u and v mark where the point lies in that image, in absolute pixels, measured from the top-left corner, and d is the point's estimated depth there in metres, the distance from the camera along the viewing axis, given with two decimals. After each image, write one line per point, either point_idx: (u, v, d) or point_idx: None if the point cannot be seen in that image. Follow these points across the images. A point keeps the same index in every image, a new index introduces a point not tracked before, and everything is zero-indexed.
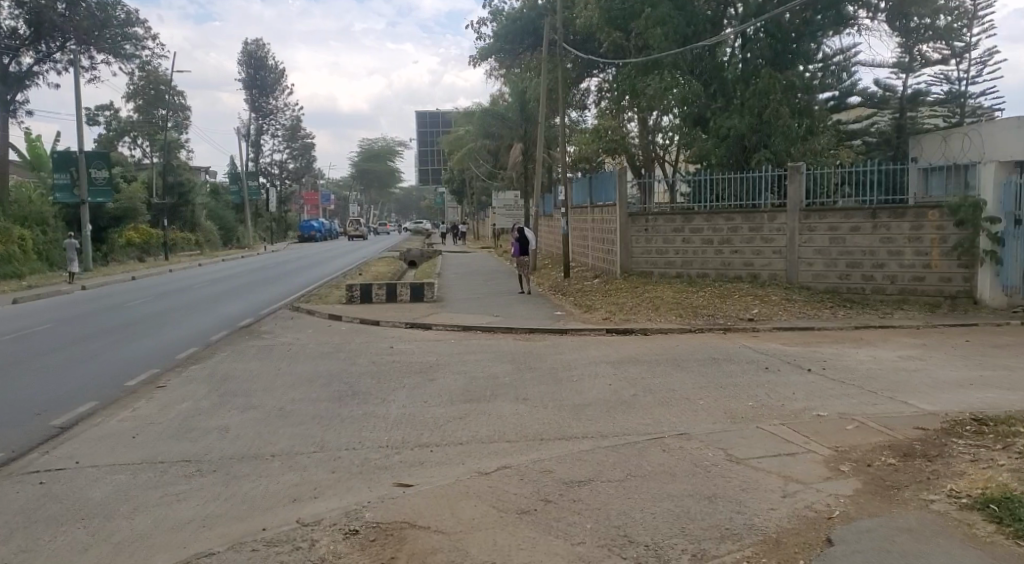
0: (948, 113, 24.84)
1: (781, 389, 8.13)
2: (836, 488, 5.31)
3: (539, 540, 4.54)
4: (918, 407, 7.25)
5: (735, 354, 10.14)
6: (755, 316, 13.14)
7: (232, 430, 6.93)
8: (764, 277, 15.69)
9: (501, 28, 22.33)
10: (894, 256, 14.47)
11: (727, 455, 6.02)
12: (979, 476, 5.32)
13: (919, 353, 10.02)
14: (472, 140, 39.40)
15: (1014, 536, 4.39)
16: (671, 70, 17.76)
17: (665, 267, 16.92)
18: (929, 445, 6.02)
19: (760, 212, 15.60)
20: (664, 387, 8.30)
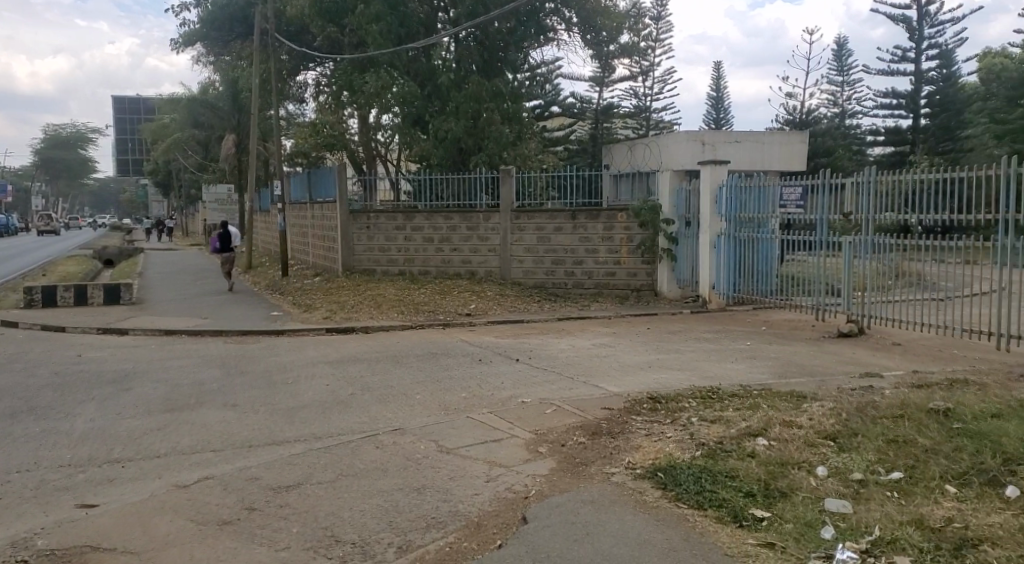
0: (637, 125, 27.64)
1: (490, 379, 8.57)
2: (534, 469, 5.72)
3: (241, 550, 4.39)
4: (607, 389, 8.03)
5: (450, 348, 10.50)
6: (470, 311, 13.69)
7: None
8: (479, 273, 16.40)
9: (209, 14, 21.08)
10: (594, 254, 15.83)
11: (437, 446, 6.23)
12: (652, 447, 6.01)
13: (611, 341, 11.07)
14: (180, 129, 36.81)
15: (675, 498, 5.03)
16: (387, 71, 17.85)
17: (385, 265, 17.05)
18: (613, 424, 6.68)
19: (475, 212, 16.28)
20: (380, 384, 8.39)
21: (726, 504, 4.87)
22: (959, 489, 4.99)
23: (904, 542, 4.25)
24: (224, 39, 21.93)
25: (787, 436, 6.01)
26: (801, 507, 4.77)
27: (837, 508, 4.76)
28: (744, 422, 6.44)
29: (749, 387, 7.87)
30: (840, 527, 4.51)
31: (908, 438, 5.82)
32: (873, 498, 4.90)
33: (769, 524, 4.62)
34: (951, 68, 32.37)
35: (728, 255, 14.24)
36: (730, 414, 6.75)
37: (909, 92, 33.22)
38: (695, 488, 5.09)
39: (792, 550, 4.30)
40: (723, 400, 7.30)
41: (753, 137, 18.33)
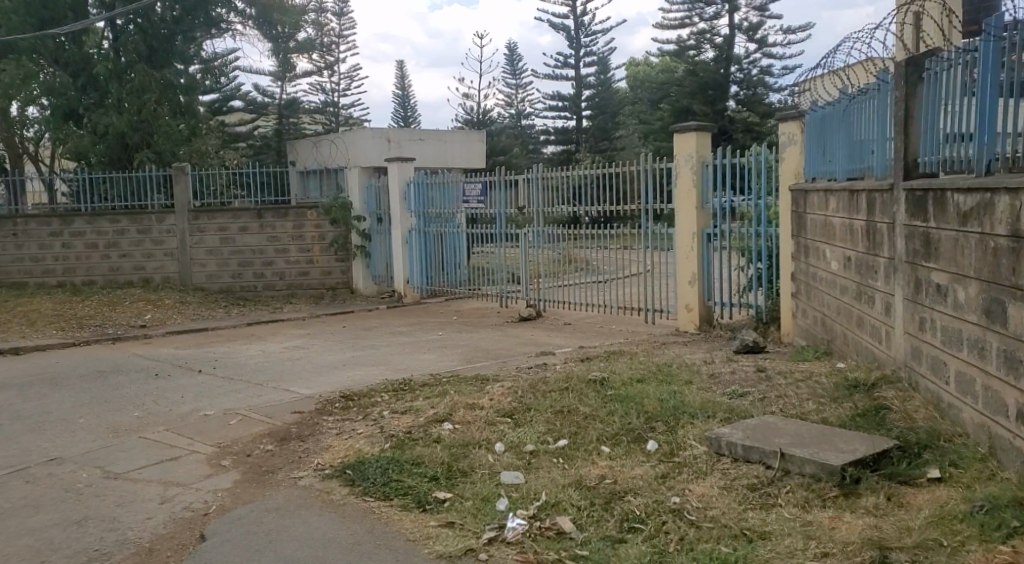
0: (324, 122, 27.36)
1: (168, 394, 8.00)
2: (216, 483, 5.45)
3: None
4: (296, 392, 7.88)
5: (122, 364, 9.63)
6: (148, 322, 12.66)
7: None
8: (157, 280, 15.22)
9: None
10: (283, 254, 15.41)
11: (103, 473, 5.69)
12: (342, 445, 6.02)
13: (303, 342, 10.88)
14: None
15: (361, 493, 5.08)
16: (28, 58, 16.39)
17: (42, 276, 15.16)
18: (302, 427, 6.57)
19: (148, 214, 15.06)
20: (34, 411, 7.45)
21: (410, 491, 5.02)
22: (613, 448, 5.63)
23: (565, 503, 4.70)
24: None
25: (469, 419, 6.35)
26: (479, 484, 5.07)
27: (511, 480, 5.13)
28: (430, 410, 6.68)
29: (437, 376, 8.18)
30: (512, 498, 4.86)
31: (573, 407, 6.43)
32: (541, 467, 5.35)
33: (449, 504, 4.85)
34: (607, 74, 36.06)
35: (418, 250, 14.67)
36: (419, 403, 6.97)
37: (573, 95, 36.46)
38: (382, 480, 5.19)
39: (469, 526, 4.55)
40: (410, 391, 7.50)
41: (436, 136, 18.91)
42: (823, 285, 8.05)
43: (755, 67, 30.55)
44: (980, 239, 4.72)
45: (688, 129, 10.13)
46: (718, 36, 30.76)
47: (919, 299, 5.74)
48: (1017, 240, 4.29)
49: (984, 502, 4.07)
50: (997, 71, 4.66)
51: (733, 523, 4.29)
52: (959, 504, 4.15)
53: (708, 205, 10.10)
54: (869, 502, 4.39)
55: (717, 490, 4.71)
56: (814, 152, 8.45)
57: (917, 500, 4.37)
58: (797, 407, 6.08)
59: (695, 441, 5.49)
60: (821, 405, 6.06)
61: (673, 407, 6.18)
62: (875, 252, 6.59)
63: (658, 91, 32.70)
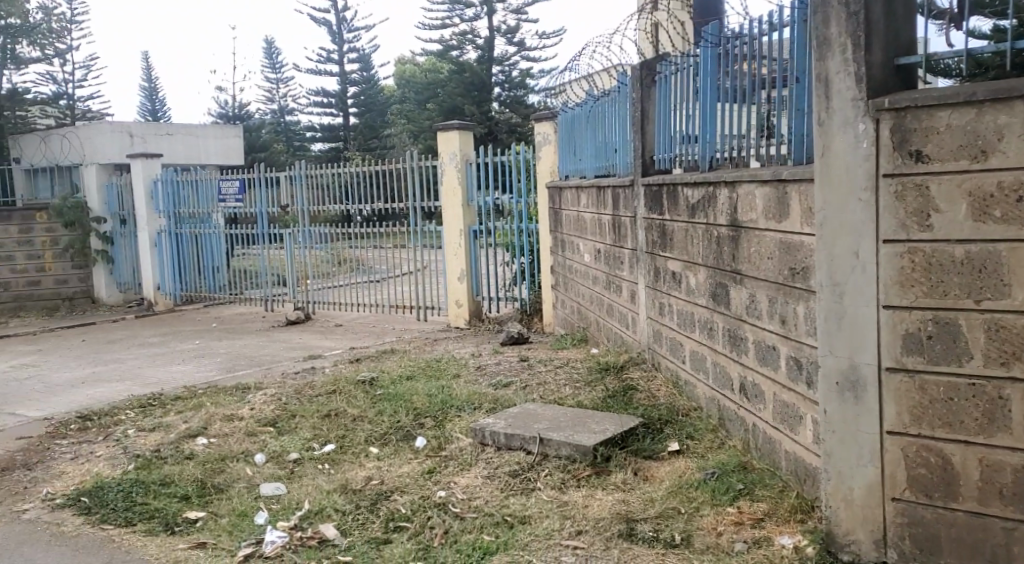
0: (59, 116, 24.58)
1: None
2: None
3: None
4: (25, 415, 6.87)
5: None
6: None
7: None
8: None
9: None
10: (8, 261, 12.79)
11: None
12: (79, 471, 5.30)
13: (34, 359, 9.41)
14: None
15: (99, 522, 4.51)
16: None
17: None
18: (30, 453, 5.75)
19: None
20: None
21: (159, 514, 4.53)
22: (380, 448, 5.41)
23: (329, 509, 4.46)
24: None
25: (227, 431, 5.81)
26: (237, 498, 4.69)
27: (272, 492, 4.79)
28: (184, 425, 6.06)
29: (191, 387, 7.45)
30: (273, 509, 4.53)
31: (340, 410, 6.12)
32: (306, 474, 5.03)
33: (204, 524, 4.44)
34: (370, 72, 35.32)
35: (174, 253, 12.88)
36: (170, 419, 6.30)
37: (338, 92, 35.24)
38: (122, 506, 4.63)
39: (224, 544, 4.20)
40: (161, 406, 6.77)
41: (188, 132, 17.83)
42: (578, 277, 8.19)
43: (516, 69, 31.80)
44: (707, 228, 5.08)
45: (450, 126, 9.84)
46: (479, 37, 31.72)
47: (658, 285, 6.05)
48: (735, 230, 4.66)
49: (716, 469, 4.44)
50: (714, 76, 5.06)
51: (496, 510, 4.31)
52: (695, 473, 4.49)
53: (474, 202, 9.89)
54: (619, 477, 4.57)
55: (480, 480, 4.70)
56: (567, 150, 8.64)
57: (660, 472, 4.62)
58: (556, 392, 6.15)
59: (461, 433, 5.44)
60: (577, 389, 6.18)
61: (439, 401, 6.07)
62: (621, 243, 6.84)
63: (423, 90, 32.80)
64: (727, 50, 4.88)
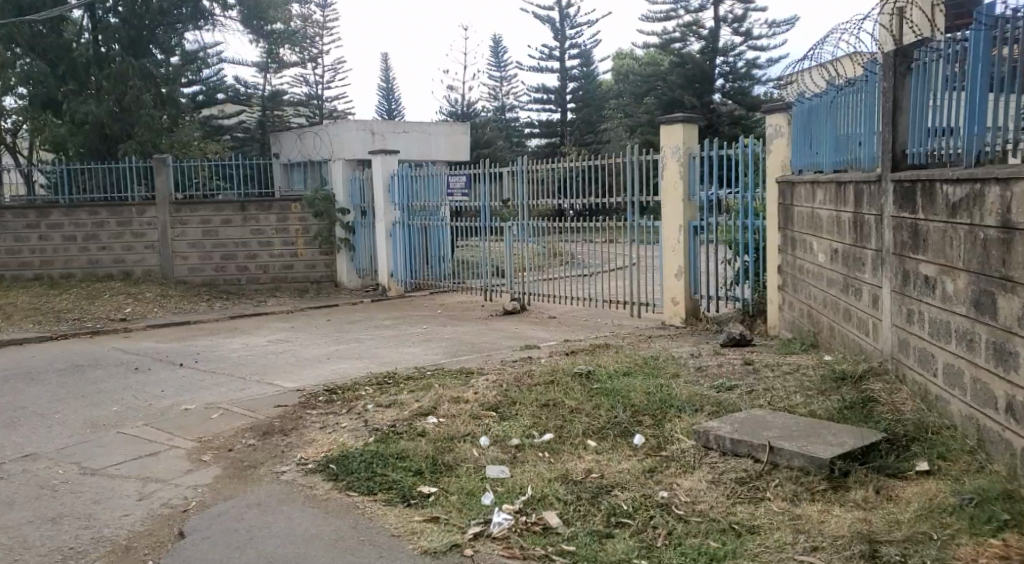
0: (308, 115, 26.99)
1: (150, 388, 7.70)
2: (195, 479, 5.24)
3: None
4: (281, 385, 7.61)
5: (103, 358, 9.27)
6: (128, 315, 11.99)
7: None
8: (137, 274, 14.09)
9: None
10: (266, 247, 14.25)
11: (79, 469, 5.47)
12: (325, 440, 5.79)
13: (286, 335, 10.41)
14: None
15: (344, 488, 4.90)
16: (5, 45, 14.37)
17: (19, 269, 13.99)
18: (286, 421, 6.35)
19: (128, 206, 13.92)
20: (10, 406, 7.19)
21: (395, 486, 4.84)
22: (599, 442, 5.43)
23: (551, 497, 4.54)
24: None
25: (454, 413, 6.09)
26: (465, 478, 4.89)
27: (497, 475, 4.94)
28: (415, 404, 6.43)
29: (420, 369, 7.90)
30: (498, 492, 4.68)
31: (559, 401, 6.21)
32: (528, 461, 5.14)
33: (435, 499, 4.68)
34: (591, 67, 35.55)
35: (404, 243, 13.67)
36: (403, 397, 6.71)
37: (558, 88, 35.88)
38: (364, 476, 5.00)
39: (455, 520, 4.40)
40: (396, 384, 7.24)
41: (419, 128, 18.93)
42: (809, 278, 7.76)
43: (741, 60, 30.73)
44: (970, 230, 4.62)
45: (675, 120, 9.67)
46: (704, 28, 30.88)
47: (906, 290, 5.60)
48: (1008, 231, 4.19)
49: (974, 495, 4.02)
50: (986, 61, 4.56)
51: (721, 516, 4.18)
52: (948, 497, 4.09)
53: (695, 198, 9.63)
54: (859, 494, 4.27)
55: (705, 484, 4.57)
56: (801, 143, 8.07)
57: (906, 493, 4.27)
58: (785, 400, 5.86)
59: (681, 434, 5.32)
60: (809, 398, 5.86)
61: (659, 399, 5.98)
62: (863, 244, 6.39)
63: (642, 84, 32.54)
64: (1004, 32, 4.38)
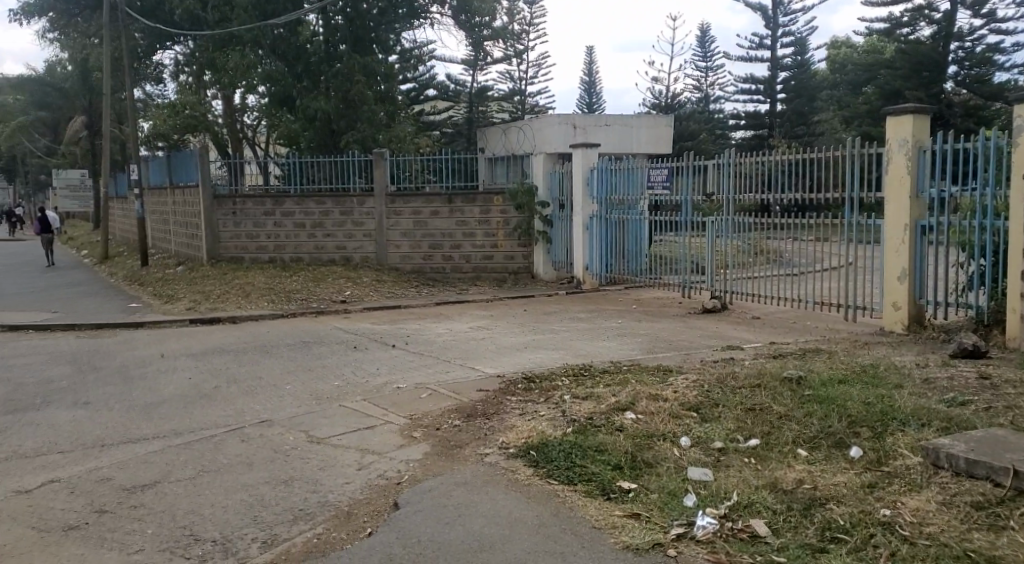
0: (512, 108, 27.72)
1: (366, 366, 8.26)
2: (408, 454, 5.54)
3: (88, 556, 4.03)
4: (484, 370, 7.89)
5: (325, 336, 10.03)
6: (346, 298, 12.89)
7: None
8: (355, 259, 15.10)
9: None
10: (470, 237, 14.80)
11: (307, 437, 5.95)
12: (525, 426, 5.91)
13: (489, 322, 10.76)
14: (25, 110, 34.03)
15: (546, 475, 4.97)
16: (251, 49, 15.86)
17: (256, 252, 15.42)
18: (489, 405, 6.55)
19: (349, 197, 14.94)
20: (248, 376, 7.96)
21: (596, 478, 4.84)
22: (810, 451, 5.14)
23: (758, 505, 4.35)
24: (57, 27, 18.40)
25: (654, 410, 6.00)
26: (666, 477, 4.80)
27: (699, 477, 4.81)
28: (614, 398, 6.41)
29: (619, 363, 7.89)
30: (701, 494, 4.56)
31: (766, 405, 5.94)
32: (732, 465, 4.97)
33: (635, 495, 4.63)
34: (804, 56, 33.75)
35: (602, 236, 13.64)
36: (602, 390, 6.72)
37: (768, 78, 34.40)
38: (565, 465, 5.04)
39: (656, 519, 4.33)
40: (593, 376, 7.28)
41: (621, 121, 18.88)
42: None
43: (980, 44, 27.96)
44: None
45: (903, 110, 8.95)
46: (937, 11, 28.36)
47: None
48: None
49: None
50: None
51: (953, 543, 3.82)
52: None
53: (924, 194, 8.87)
54: None
55: (933, 506, 4.20)
56: None
57: None
58: None
59: (905, 450, 4.92)
60: None
61: (878, 411, 5.57)
62: None
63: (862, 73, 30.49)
64: None
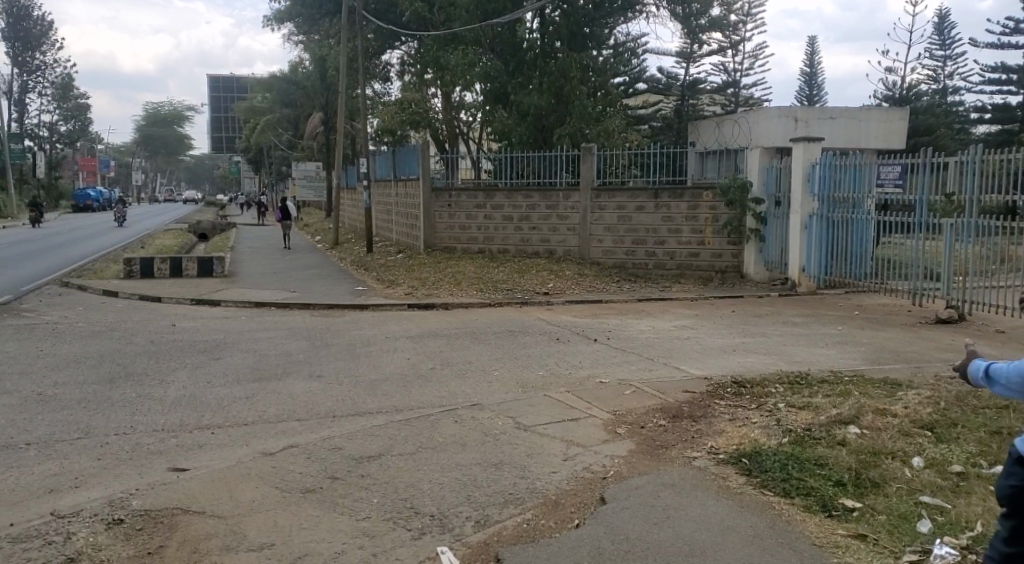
0: (724, 102, 26.80)
1: (570, 358, 8.35)
2: (613, 449, 5.52)
3: (323, 518, 4.37)
4: (689, 371, 7.71)
5: (530, 326, 10.25)
6: (550, 290, 13.09)
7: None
8: (559, 252, 15.30)
9: (290, 4, 19.25)
10: (676, 234, 14.53)
11: (514, 423, 6.10)
12: (736, 433, 5.70)
13: (694, 322, 10.50)
14: (272, 107, 37.54)
15: (760, 485, 4.76)
16: (473, 48, 16.72)
17: (466, 242, 16.05)
18: (695, 407, 6.39)
19: (556, 190, 15.15)
20: (460, 360, 8.30)
21: (815, 493, 4.58)
22: None
23: None
24: (302, 30, 20.10)
25: (880, 426, 5.58)
26: (895, 499, 4.45)
27: (935, 502, 4.41)
28: (833, 409, 6.03)
29: (837, 372, 7.41)
30: (938, 521, 4.18)
31: (1014, 430, 5.34)
32: (974, 492, 4.51)
33: (860, 515, 4.32)
34: None
35: (820, 237, 12.88)
36: (820, 400, 6.34)
37: (1020, 67, 30.93)
38: (780, 476, 4.81)
39: (885, 543, 4.02)
40: (808, 385, 6.90)
41: (846, 114, 17.73)
42: None
43: None
44: None
45: None
46: None
47: None
48: None
49: None
50: None
51: None
52: None
53: None
54: None
55: None
56: None
57: None
58: None
59: None
60: None
61: None
62: None
63: None
64: None
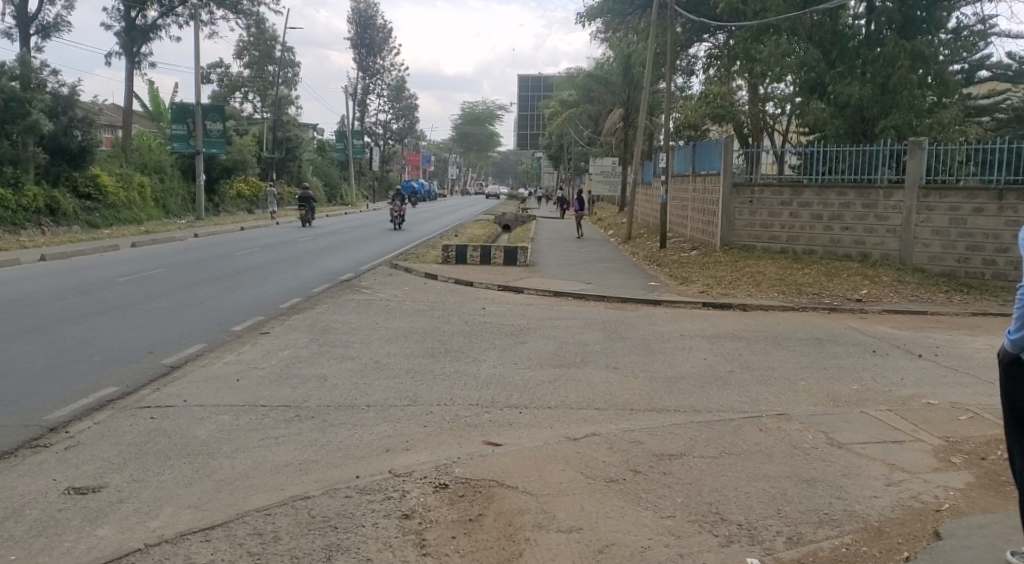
0: None
1: (888, 373, 7.60)
2: (947, 480, 4.92)
3: (628, 511, 4.37)
4: None
5: (840, 335, 9.51)
6: (862, 297, 12.09)
7: (290, 371, 6.87)
8: (873, 256, 14.05)
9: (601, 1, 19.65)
10: None
11: (828, 439, 5.67)
12: None
13: None
14: (576, 104, 38.88)
15: None
16: (789, 37, 15.95)
17: (768, 241, 15.30)
18: None
19: (874, 189, 13.91)
20: (763, 365, 7.94)
21: None
22: None
23: None
24: (612, 27, 20.45)
25: None
26: None
27: None
28: None
29: None
30: None
31: None
32: None
33: None
34: None
35: None
36: None
37: None
38: None
39: None
40: None
41: None
42: None
43: None
44: None
45: None
46: None
47: None
48: None
49: None
50: None
51: None
52: None
53: None
54: None
55: None
56: None
57: None
58: None
59: None
60: None
61: None
62: None
63: None
64: None
